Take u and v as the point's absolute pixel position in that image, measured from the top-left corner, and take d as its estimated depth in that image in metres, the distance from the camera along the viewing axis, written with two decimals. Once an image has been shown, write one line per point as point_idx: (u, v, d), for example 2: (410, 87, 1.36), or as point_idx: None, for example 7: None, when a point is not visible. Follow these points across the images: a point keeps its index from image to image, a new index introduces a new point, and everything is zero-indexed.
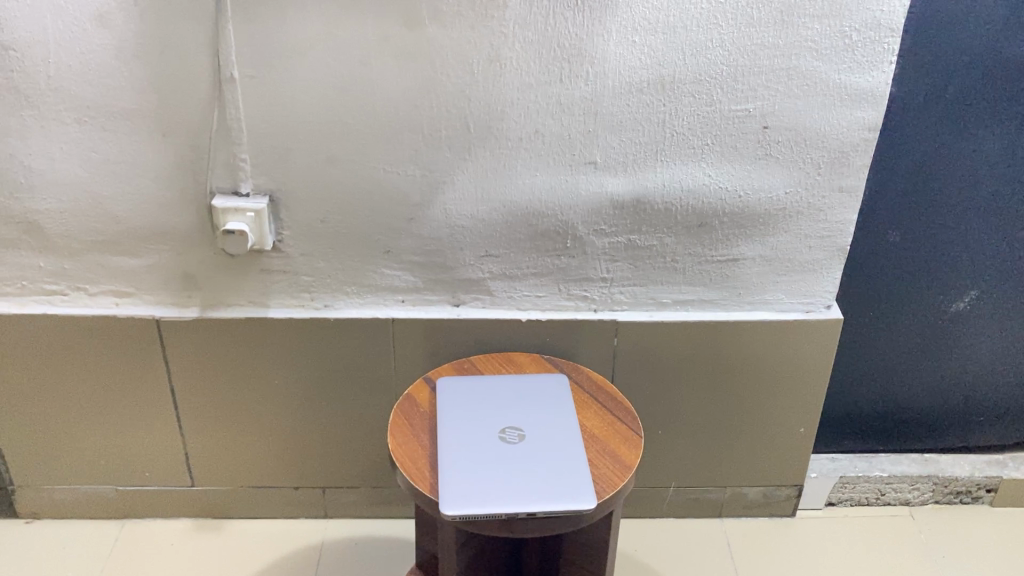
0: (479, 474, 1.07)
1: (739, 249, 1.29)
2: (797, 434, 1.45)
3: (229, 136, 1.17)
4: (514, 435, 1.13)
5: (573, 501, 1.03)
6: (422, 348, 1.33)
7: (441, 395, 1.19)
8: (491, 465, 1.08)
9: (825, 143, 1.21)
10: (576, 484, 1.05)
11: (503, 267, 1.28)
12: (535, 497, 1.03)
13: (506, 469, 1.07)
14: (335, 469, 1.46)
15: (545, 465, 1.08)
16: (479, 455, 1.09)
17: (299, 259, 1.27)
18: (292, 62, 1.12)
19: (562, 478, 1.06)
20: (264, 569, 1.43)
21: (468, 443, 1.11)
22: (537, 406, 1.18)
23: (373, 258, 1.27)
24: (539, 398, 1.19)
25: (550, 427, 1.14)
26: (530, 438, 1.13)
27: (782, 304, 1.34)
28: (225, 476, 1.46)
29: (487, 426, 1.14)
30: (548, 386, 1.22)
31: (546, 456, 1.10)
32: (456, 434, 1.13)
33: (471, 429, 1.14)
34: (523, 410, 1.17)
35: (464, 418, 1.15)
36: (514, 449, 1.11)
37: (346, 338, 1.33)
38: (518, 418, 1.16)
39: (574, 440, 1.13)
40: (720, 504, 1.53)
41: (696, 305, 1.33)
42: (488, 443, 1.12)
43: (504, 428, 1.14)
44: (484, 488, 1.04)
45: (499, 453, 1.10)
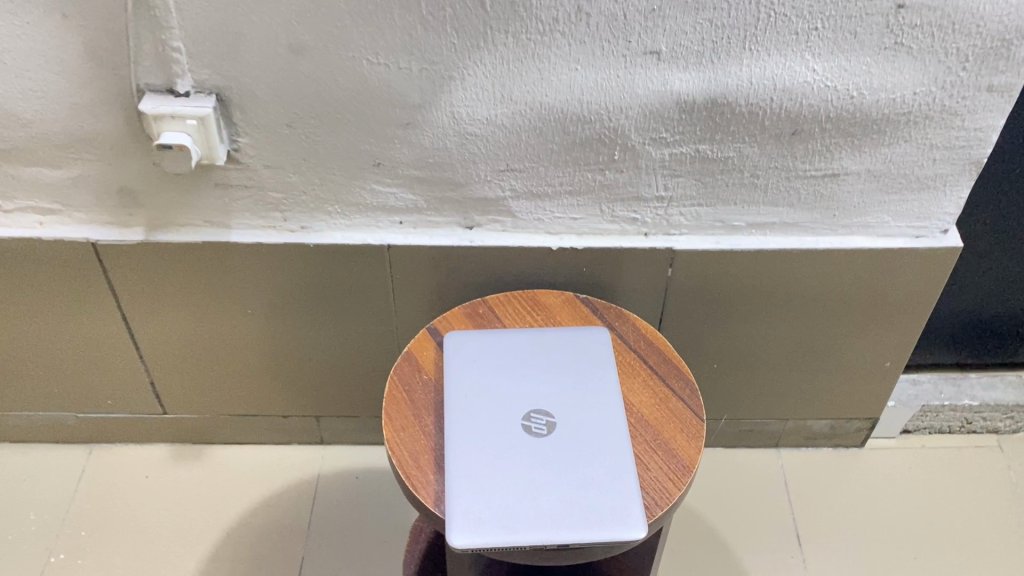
0: (498, 483, 0.84)
1: (841, 162, 0.97)
2: (881, 369, 1.20)
3: (154, 19, 0.84)
4: (542, 421, 0.89)
5: (618, 529, 0.81)
6: (427, 278, 1.07)
7: (448, 359, 0.94)
8: (513, 469, 0.85)
9: (980, 29, 0.86)
10: (622, 501, 0.83)
11: (529, 183, 0.99)
12: (570, 523, 0.81)
13: (531, 475, 0.84)
14: (329, 400, 1.24)
15: (581, 470, 0.85)
16: (497, 453, 0.86)
17: (264, 172, 0.98)
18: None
19: (604, 491, 0.83)
20: (252, 509, 1.26)
21: (483, 434, 0.87)
22: (571, 377, 0.93)
23: (359, 172, 0.98)
24: (573, 364, 0.94)
25: (588, 409, 0.90)
26: (563, 426, 0.88)
27: (886, 228, 1.04)
28: (201, 404, 1.25)
29: (508, 407, 0.90)
30: (585, 345, 0.96)
31: (583, 455, 0.86)
32: (467, 420, 0.89)
33: (488, 412, 0.89)
34: (554, 382, 0.92)
35: (478, 395, 0.91)
36: (543, 443, 0.87)
37: (332, 266, 1.06)
38: (547, 395, 0.91)
39: (619, 429, 0.88)
40: (778, 436, 1.32)
41: (775, 229, 1.04)
42: (509, 433, 0.88)
43: (529, 410, 0.89)
44: (504, 507, 0.82)
45: (523, 449, 0.86)
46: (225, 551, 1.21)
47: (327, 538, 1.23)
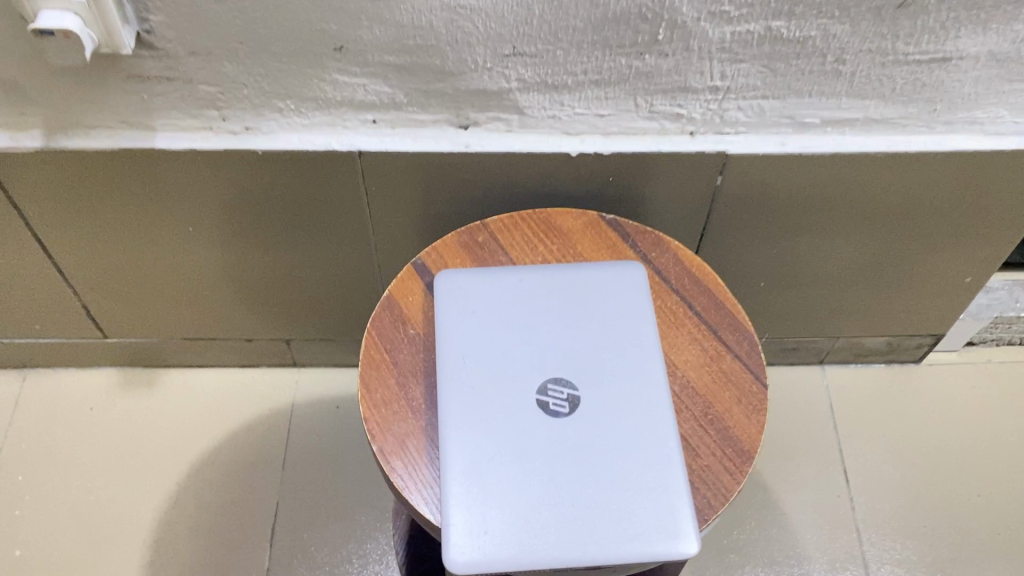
0: (507, 483, 0.65)
1: (957, 43, 0.72)
2: (959, 285, 1.01)
3: None
4: (563, 396, 0.69)
5: (662, 545, 0.63)
6: (410, 188, 0.85)
7: (439, 311, 0.73)
8: (526, 463, 0.66)
9: None
10: (667, 506, 0.65)
11: (543, 71, 0.74)
12: (601, 539, 0.63)
13: (550, 472, 0.65)
14: (300, 320, 1.06)
15: (615, 464, 0.66)
16: (505, 441, 0.67)
17: (189, 60, 0.73)
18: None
19: (643, 492, 0.65)
20: (217, 444, 1.09)
21: (486, 416, 0.68)
22: (597, 332, 0.72)
23: (316, 59, 0.73)
24: (600, 315, 0.73)
25: (621, 377, 0.70)
26: (589, 403, 0.68)
27: (1000, 124, 0.81)
28: (148, 327, 1.06)
29: (518, 376, 0.70)
30: (614, 287, 0.75)
31: (615, 442, 0.67)
32: (466, 396, 0.69)
33: (492, 384, 0.69)
34: (575, 341, 0.71)
35: (479, 360, 0.70)
36: (564, 426, 0.67)
37: (291, 176, 0.84)
38: (567, 358, 0.71)
39: (661, 405, 0.69)
40: (825, 352, 1.14)
41: (857, 126, 0.81)
42: (519, 413, 0.68)
43: (545, 381, 0.69)
44: (516, 517, 0.64)
45: (538, 436, 0.67)
46: (189, 497, 1.05)
47: (305, 480, 1.07)
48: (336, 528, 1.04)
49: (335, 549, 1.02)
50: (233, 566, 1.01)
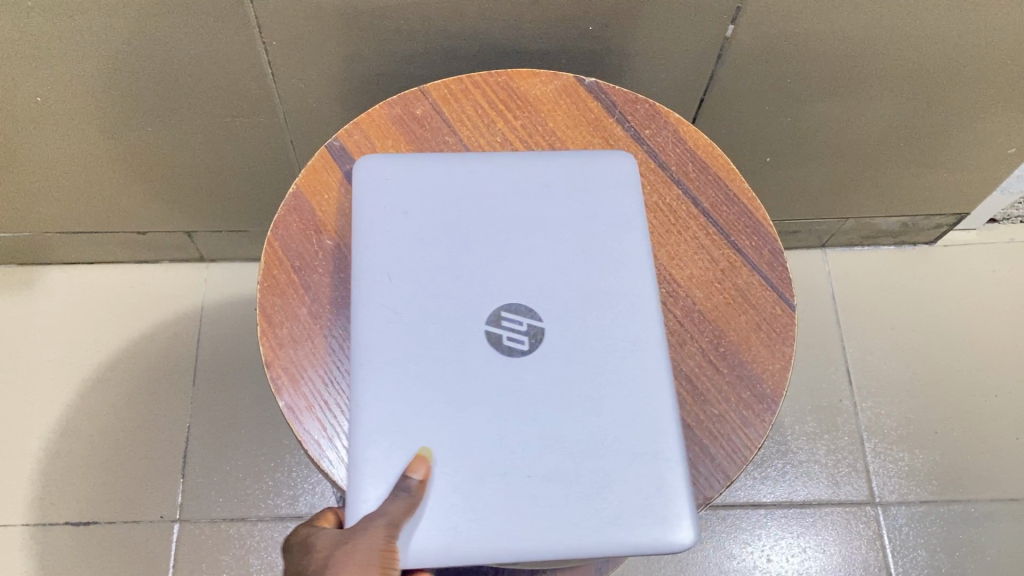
0: (441, 445, 0.44)
1: None
2: (999, 157, 0.84)
3: None
4: (522, 329, 0.47)
5: (647, 533, 0.44)
6: (325, 43, 0.65)
7: (359, 197, 0.50)
8: (466, 418, 0.45)
9: None
10: (656, 479, 0.45)
11: None
12: (565, 525, 0.43)
13: (500, 432, 0.45)
14: (204, 205, 0.86)
15: (591, 422, 0.45)
16: (440, 388, 0.45)
17: None
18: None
19: (627, 459, 0.45)
20: (115, 356, 0.91)
21: (412, 352, 0.46)
22: (571, 229, 0.50)
23: None
24: (576, 204, 0.51)
25: (605, 294, 0.48)
26: (561, 334, 0.47)
27: None
28: (14, 219, 0.86)
29: (461, 291, 0.48)
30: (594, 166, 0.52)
31: (595, 390, 0.46)
32: (386, 320, 0.47)
33: (421, 304, 0.47)
34: (543, 241, 0.50)
35: (406, 270, 0.48)
36: (524, 370, 0.46)
37: (160, 28, 0.62)
38: (529, 266, 0.49)
39: (656, 336, 0.48)
40: (829, 234, 0.99)
41: None
42: (460, 346, 0.46)
43: (498, 307, 0.47)
44: (450, 495, 0.43)
45: (484, 382, 0.46)
46: (81, 422, 0.88)
47: (221, 396, 0.90)
48: (260, 453, 0.88)
49: (259, 480, 0.87)
50: (138, 501, 0.85)
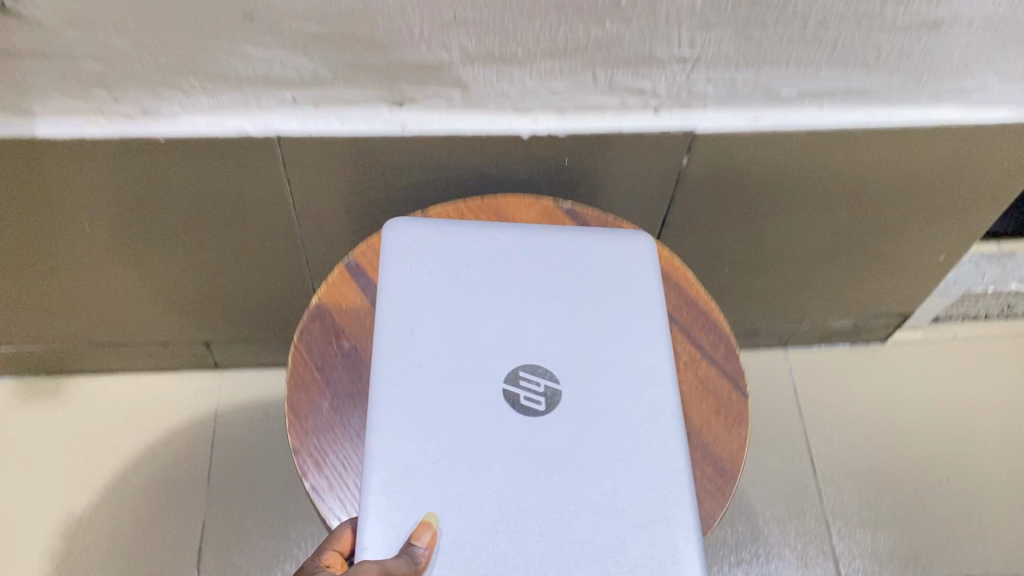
0: (452, 503, 0.53)
1: (956, 8, 0.64)
2: (931, 263, 0.95)
3: None
4: (539, 390, 0.57)
5: None
6: (340, 176, 0.75)
7: (386, 280, 0.61)
8: (483, 473, 0.54)
9: None
10: (669, 542, 0.53)
11: (487, 45, 0.64)
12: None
13: (511, 489, 0.54)
14: (222, 318, 0.95)
15: (601, 484, 0.54)
16: (468, 449, 0.55)
17: (66, 35, 0.61)
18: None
19: (642, 522, 0.54)
20: (133, 459, 0.98)
21: (436, 413, 0.56)
22: (577, 315, 0.61)
23: (221, 33, 0.62)
24: (577, 296, 0.61)
25: (608, 374, 0.58)
26: (572, 400, 0.57)
27: (987, 95, 0.74)
28: (49, 334, 0.94)
29: (479, 361, 0.58)
30: (603, 258, 0.64)
31: (603, 458, 0.55)
32: (418, 381, 0.57)
33: (446, 376, 0.57)
34: (554, 317, 0.60)
35: (440, 341, 0.58)
36: (538, 429, 0.56)
37: (199, 164, 0.73)
38: (542, 347, 0.59)
39: (654, 409, 0.58)
40: (788, 334, 1.09)
41: (838, 99, 0.73)
42: (479, 409, 0.56)
43: (518, 372, 0.58)
44: (470, 547, 0.52)
45: (503, 444, 0.55)
46: (101, 521, 0.94)
47: (233, 495, 0.96)
48: (269, 547, 0.94)
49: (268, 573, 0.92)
50: None
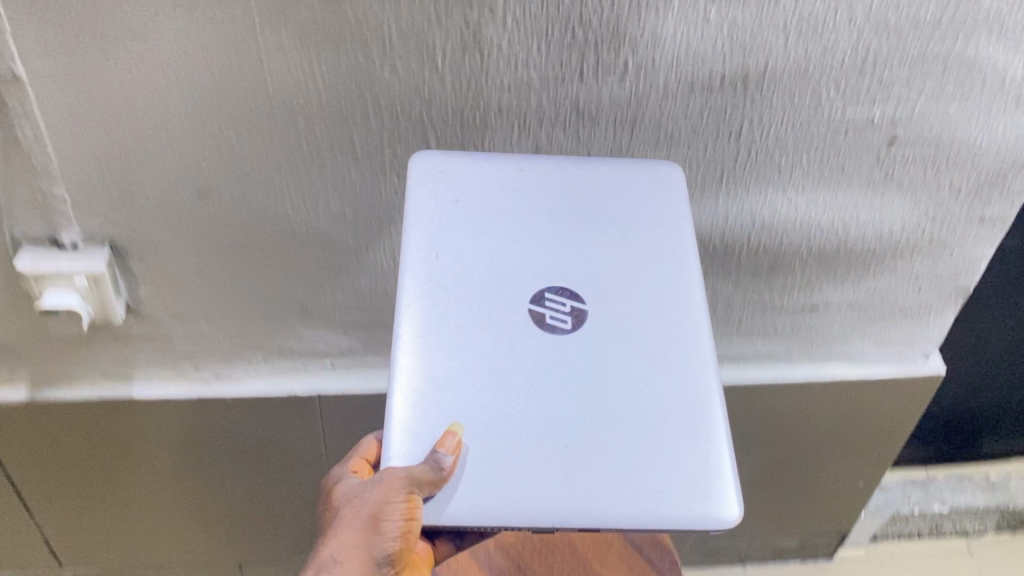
0: (475, 425, 0.57)
1: (821, 294, 0.89)
2: (856, 489, 1.13)
3: (32, 168, 0.71)
4: (564, 309, 0.62)
5: (688, 509, 0.56)
6: (367, 424, 0.95)
7: (413, 200, 0.66)
8: (511, 386, 0.59)
9: (975, 164, 0.78)
10: (699, 458, 0.58)
11: None
12: (605, 490, 0.55)
13: (537, 403, 0.58)
14: (255, 543, 1.12)
15: (640, 398, 0.59)
16: (495, 337, 0.61)
17: (170, 322, 0.85)
18: (105, 30, 0.63)
19: (672, 436, 0.58)
20: None
21: (461, 325, 0.61)
22: (598, 248, 0.66)
23: (285, 317, 0.86)
24: (580, 185, 0.68)
25: (625, 297, 0.64)
26: (594, 320, 0.62)
27: (867, 356, 0.97)
28: (106, 558, 1.10)
29: (507, 267, 0.64)
30: (625, 189, 0.69)
31: (628, 347, 0.61)
32: (449, 271, 0.63)
33: (473, 298, 0.62)
34: (566, 208, 0.67)
35: (470, 229, 0.65)
36: (565, 343, 0.61)
37: (253, 415, 0.93)
38: (565, 271, 0.64)
39: (672, 322, 0.63)
40: (744, 553, 1.24)
41: (749, 361, 0.96)
42: (504, 322, 0.61)
43: (544, 292, 0.63)
44: (503, 446, 0.57)
45: (529, 357, 0.60)
46: None
47: None
48: None
49: None
50: None
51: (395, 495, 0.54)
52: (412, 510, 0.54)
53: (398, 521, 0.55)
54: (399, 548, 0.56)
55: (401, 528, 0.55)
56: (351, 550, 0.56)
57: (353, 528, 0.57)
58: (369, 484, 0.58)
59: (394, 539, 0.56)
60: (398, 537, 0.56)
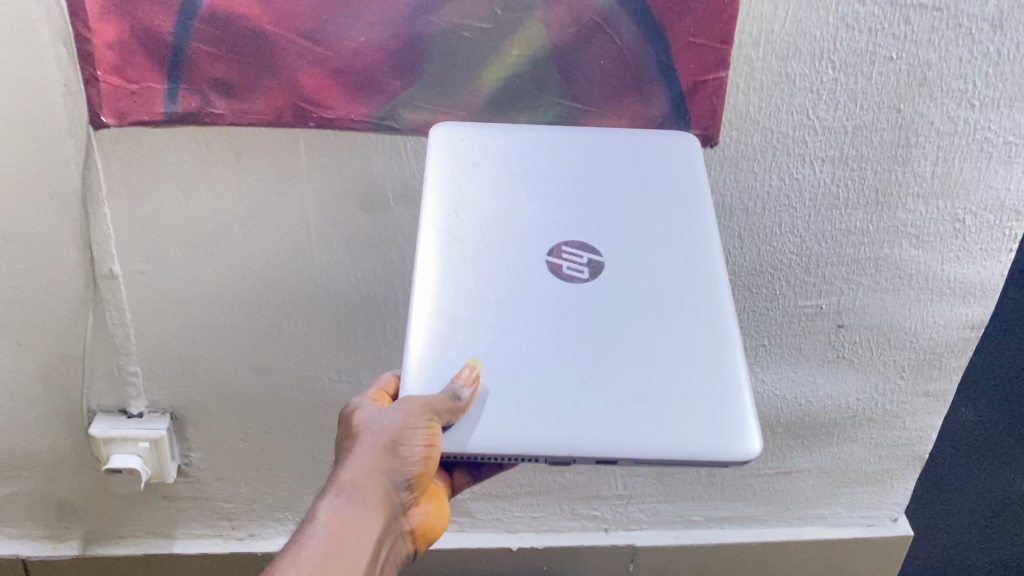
0: (497, 360, 0.59)
1: (793, 460, 1.00)
2: None
3: (114, 349, 0.84)
4: (581, 261, 0.63)
5: (706, 444, 0.58)
6: None
7: (427, 163, 0.66)
8: (527, 329, 0.60)
9: (913, 345, 0.91)
10: (718, 395, 0.60)
11: (491, 485, 0.98)
12: (621, 423, 0.58)
13: (556, 342, 0.60)
14: None
15: (658, 338, 0.61)
16: (515, 293, 0.61)
17: (214, 483, 0.95)
18: (190, 238, 0.78)
19: (691, 375, 0.60)
20: None
21: (479, 272, 0.62)
22: (613, 202, 0.66)
23: (315, 479, 0.96)
24: (599, 150, 0.68)
25: (642, 247, 0.64)
26: (610, 270, 0.63)
27: (840, 517, 1.06)
28: None
29: (526, 225, 0.64)
30: (643, 153, 0.68)
31: (646, 296, 0.62)
32: (467, 227, 0.63)
33: (489, 249, 0.63)
34: (591, 160, 0.67)
35: (488, 186, 0.65)
36: (582, 294, 0.62)
37: None
38: (581, 224, 0.65)
39: (690, 271, 0.63)
40: None
41: (733, 521, 1.06)
42: (522, 270, 0.62)
43: (561, 244, 0.64)
44: (524, 384, 0.59)
45: (546, 302, 0.61)
46: None
47: None
48: None
49: None
50: None
51: (416, 420, 0.56)
52: (432, 436, 0.57)
53: (421, 446, 0.57)
54: (419, 472, 0.58)
55: (422, 455, 0.57)
56: (369, 472, 0.57)
57: (370, 453, 0.58)
58: (383, 412, 0.59)
59: (414, 462, 0.58)
60: (420, 461, 0.58)
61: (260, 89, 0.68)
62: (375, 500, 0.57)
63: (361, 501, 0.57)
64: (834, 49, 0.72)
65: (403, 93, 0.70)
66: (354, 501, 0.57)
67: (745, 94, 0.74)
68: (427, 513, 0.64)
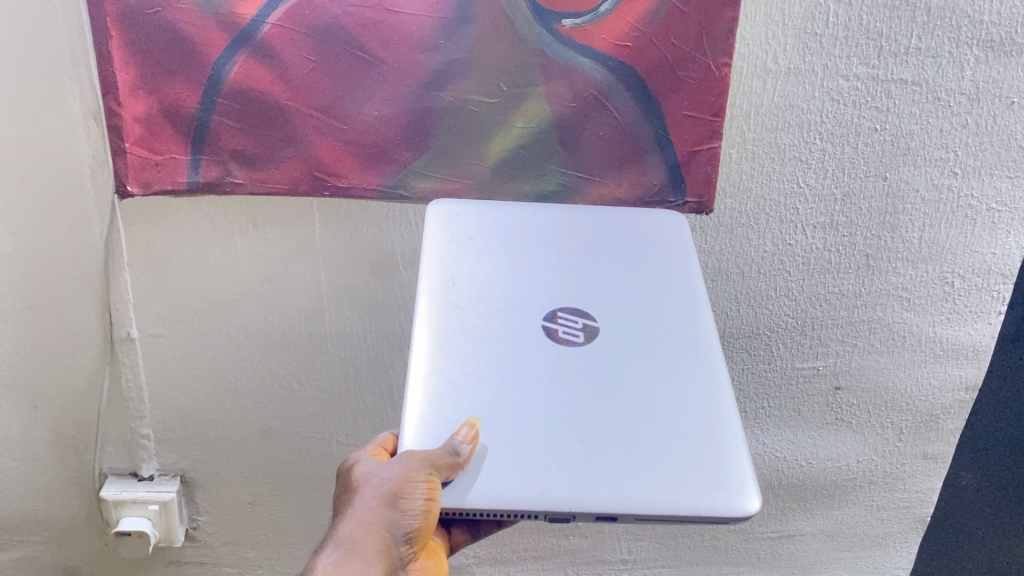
0: (497, 418, 0.59)
1: (795, 522, 1.00)
2: None
3: (129, 410, 0.86)
4: (576, 326, 0.65)
5: (707, 501, 0.58)
6: None
7: (428, 233, 0.69)
8: (525, 388, 0.61)
9: (909, 407, 0.93)
10: (718, 453, 0.60)
11: (495, 550, 0.98)
12: (621, 479, 0.57)
13: (555, 402, 0.61)
14: None
15: (656, 398, 0.62)
16: (515, 354, 0.63)
17: (220, 547, 0.96)
18: (206, 300, 0.81)
19: (688, 433, 0.60)
20: None
21: (476, 335, 0.64)
22: (609, 274, 0.69)
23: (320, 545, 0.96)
24: (592, 230, 0.72)
25: (637, 315, 0.67)
26: (605, 333, 0.65)
27: None
28: None
29: (523, 294, 0.67)
30: (634, 231, 0.72)
31: (644, 358, 0.64)
32: (465, 294, 0.66)
33: (485, 315, 0.65)
34: (583, 238, 0.71)
35: (485, 256, 0.68)
36: (580, 356, 0.63)
37: None
38: (575, 294, 0.67)
39: (686, 337, 0.66)
40: None
41: None
42: (518, 335, 0.64)
43: (557, 309, 0.66)
44: (525, 439, 0.59)
45: (545, 362, 0.63)
46: None
47: None
48: None
49: None
50: None
51: (416, 475, 0.55)
52: (432, 491, 0.55)
53: (419, 500, 0.55)
54: (420, 526, 0.56)
55: (422, 508, 0.56)
56: (368, 525, 0.56)
57: (370, 506, 0.57)
58: (384, 465, 0.59)
59: (415, 516, 0.56)
60: (420, 515, 0.56)
61: (279, 160, 0.72)
62: (374, 555, 0.56)
63: (360, 556, 0.55)
64: (821, 120, 0.76)
65: (414, 163, 0.73)
66: (352, 557, 0.55)
67: (738, 163, 0.78)
68: (426, 568, 0.63)
